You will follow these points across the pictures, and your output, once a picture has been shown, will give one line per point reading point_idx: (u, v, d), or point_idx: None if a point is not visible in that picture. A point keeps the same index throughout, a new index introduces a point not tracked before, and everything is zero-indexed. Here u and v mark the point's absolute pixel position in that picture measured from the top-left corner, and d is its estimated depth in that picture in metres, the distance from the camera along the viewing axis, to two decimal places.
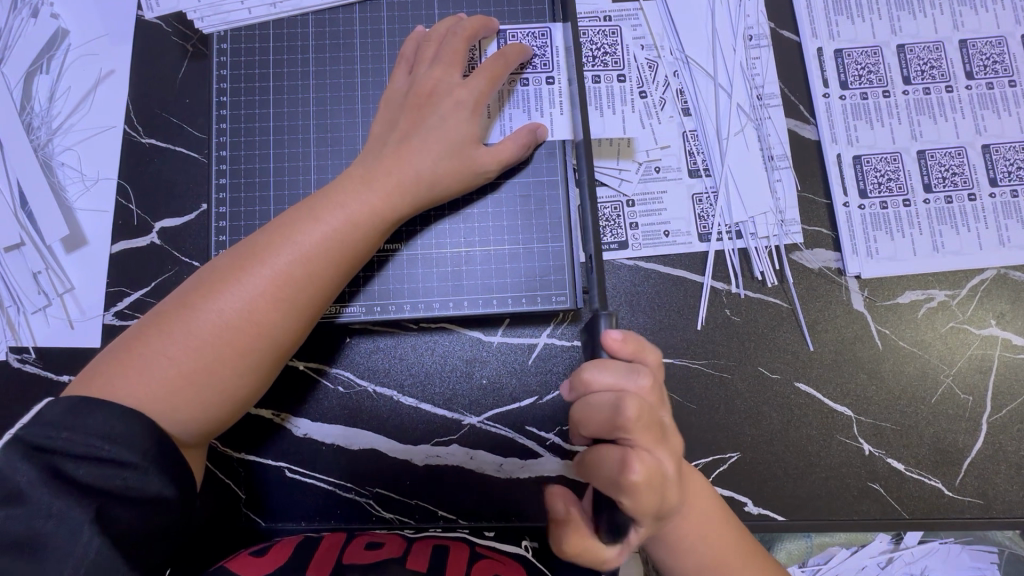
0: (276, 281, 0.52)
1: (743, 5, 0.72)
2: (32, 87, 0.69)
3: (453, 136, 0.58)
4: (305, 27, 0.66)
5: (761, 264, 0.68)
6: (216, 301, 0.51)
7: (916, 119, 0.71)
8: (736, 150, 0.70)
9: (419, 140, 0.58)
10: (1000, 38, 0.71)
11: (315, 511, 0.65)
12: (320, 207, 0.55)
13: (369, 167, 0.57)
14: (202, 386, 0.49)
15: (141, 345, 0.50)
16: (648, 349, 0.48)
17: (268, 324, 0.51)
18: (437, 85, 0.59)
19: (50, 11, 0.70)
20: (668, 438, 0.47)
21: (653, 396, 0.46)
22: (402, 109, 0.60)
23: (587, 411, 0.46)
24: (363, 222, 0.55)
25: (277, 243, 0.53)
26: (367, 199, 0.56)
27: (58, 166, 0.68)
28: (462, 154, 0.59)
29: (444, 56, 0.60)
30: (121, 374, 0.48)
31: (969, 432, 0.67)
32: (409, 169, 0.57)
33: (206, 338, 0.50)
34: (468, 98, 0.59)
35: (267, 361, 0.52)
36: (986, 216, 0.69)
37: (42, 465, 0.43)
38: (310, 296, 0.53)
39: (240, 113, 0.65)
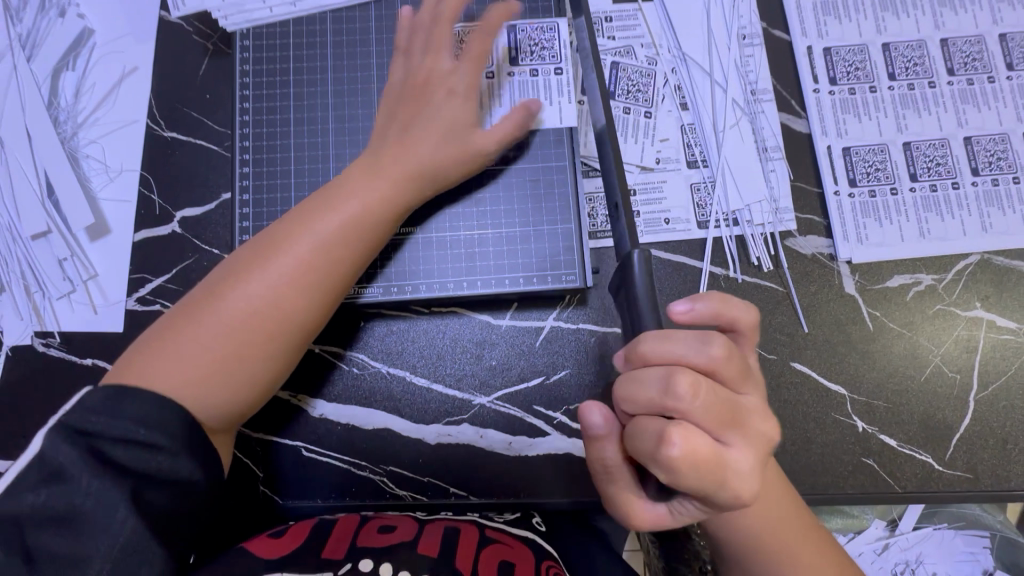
0: (295, 268, 0.55)
1: (737, 5, 0.76)
2: (58, 82, 0.72)
3: (456, 122, 0.62)
4: (323, 25, 0.69)
5: (757, 250, 0.71)
6: (240, 290, 0.53)
7: (901, 113, 0.74)
8: (732, 141, 0.73)
9: (420, 129, 0.61)
10: (978, 36, 0.76)
11: (330, 489, 0.67)
12: (333, 198, 0.58)
13: (375, 155, 0.60)
14: (232, 371, 0.52)
15: (171, 334, 0.53)
16: (734, 307, 0.49)
17: (290, 309, 0.54)
18: (430, 75, 0.63)
19: (77, 10, 0.73)
20: (742, 422, 0.45)
21: (726, 368, 0.46)
22: (401, 98, 0.63)
23: (636, 385, 0.47)
24: (374, 209, 0.58)
25: (295, 233, 0.56)
26: (377, 188, 0.59)
27: (83, 158, 0.70)
28: (458, 139, 0.62)
29: (432, 45, 0.64)
30: (153, 361, 0.51)
31: (957, 409, 0.70)
32: (416, 157, 0.60)
33: (233, 325, 0.53)
34: (461, 86, 0.63)
35: (290, 345, 0.55)
36: (969, 204, 0.73)
37: (82, 445, 0.45)
38: (330, 282, 0.56)
39: (261, 105, 0.68)
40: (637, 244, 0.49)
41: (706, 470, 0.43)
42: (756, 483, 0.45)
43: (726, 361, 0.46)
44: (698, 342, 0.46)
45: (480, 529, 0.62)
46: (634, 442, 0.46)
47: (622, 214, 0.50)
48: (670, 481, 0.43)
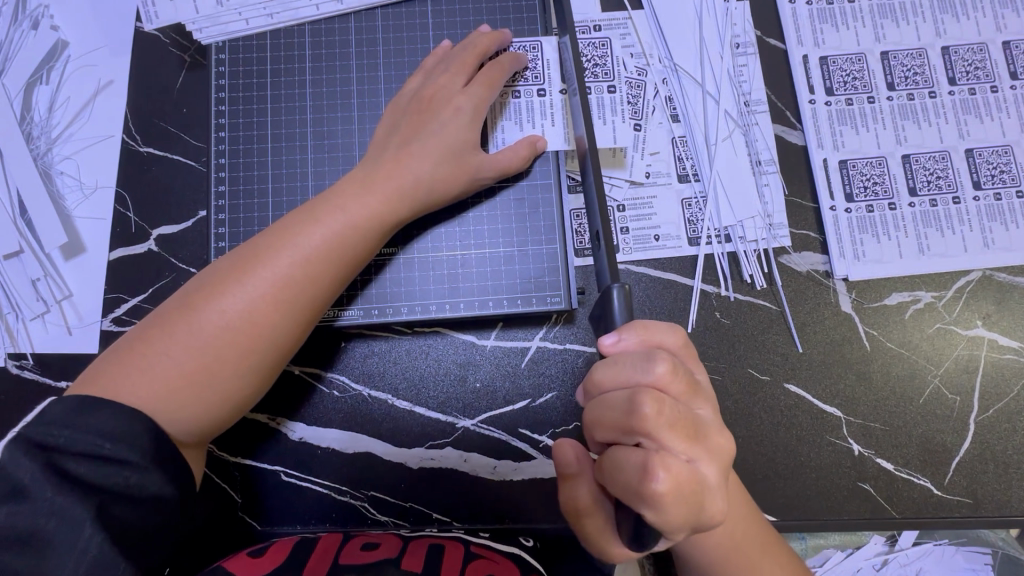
0: (278, 283, 0.53)
1: (730, 14, 0.73)
2: (32, 97, 0.70)
3: (451, 143, 0.60)
4: (301, 37, 0.67)
5: (750, 267, 0.69)
6: (217, 303, 0.51)
7: (901, 124, 0.72)
8: (725, 155, 0.71)
9: (419, 144, 0.59)
10: (981, 44, 0.73)
11: (310, 514, 0.65)
12: (322, 210, 0.56)
13: (371, 170, 0.58)
14: (204, 386, 0.50)
15: (142, 347, 0.51)
16: (655, 332, 0.47)
17: (266, 326, 0.52)
18: (439, 91, 0.61)
19: (50, 23, 0.71)
20: (705, 437, 0.44)
21: (676, 386, 0.44)
22: (406, 114, 0.61)
23: (600, 412, 0.45)
24: (366, 225, 0.56)
25: (278, 246, 0.54)
26: (370, 203, 0.57)
27: (57, 175, 0.69)
28: (460, 160, 0.60)
29: (451, 65, 0.62)
30: (121, 374, 0.49)
31: (957, 431, 0.68)
32: (411, 173, 0.58)
33: (206, 339, 0.51)
34: (468, 104, 0.61)
35: (265, 362, 0.53)
36: (970, 219, 0.70)
37: (42, 460, 0.43)
38: (308, 298, 0.54)
39: (237, 121, 0.66)
40: (617, 279, 0.49)
41: (680, 496, 0.41)
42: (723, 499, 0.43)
43: (671, 377, 0.44)
44: (643, 360, 0.45)
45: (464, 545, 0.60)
46: (613, 475, 0.44)
47: (603, 246, 0.50)
48: (655, 518, 0.41)
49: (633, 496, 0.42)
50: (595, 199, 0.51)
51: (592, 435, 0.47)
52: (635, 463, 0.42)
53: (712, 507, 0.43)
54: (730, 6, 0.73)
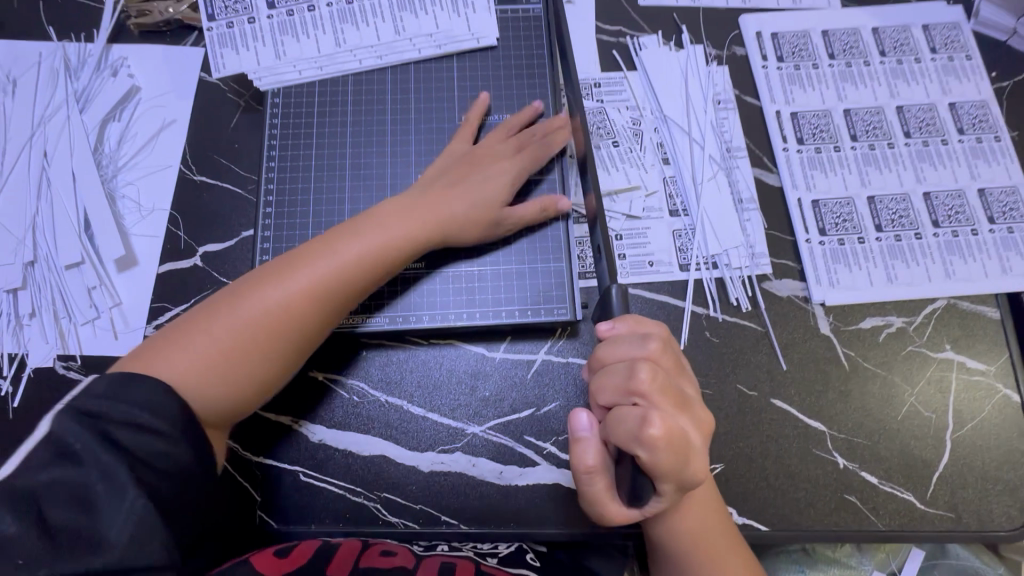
0: (315, 282, 0.61)
1: (712, 75, 0.85)
2: (105, 132, 0.80)
3: (486, 199, 0.71)
4: (345, 86, 0.79)
5: (736, 291, 0.77)
6: (259, 295, 0.60)
7: (865, 170, 0.82)
8: (710, 193, 0.80)
9: (458, 194, 0.70)
10: (930, 105, 0.84)
11: (324, 515, 0.69)
12: (362, 226, 0.65)
13: (415, 199, 0.69)
14: (236, 367, 0.58)
15: (190, 329, 0.58)
16: (649, 322, 0.54)
17: (292, 318, 0.60)
18: (489, 153, 0.74)
19: (127, 71, 0.83)
20: (690, 405, 0.51)
21: (666, 360, 0.52)
22: (456, 163, 0.73)
23: (603, 380, 0.52)
24: (389, 241, 0.65)
25: (321, 251, 0.63)
26: (401, 226, 0.66)
27: (120, 198, 0.78)
28: (489, 211, 0.71)
29: (508, 129, 0.76)
30: (166, 350, 0.57)
31: (935, 447, 0.72)
32: (444, 211, 0.68)
33: (246, 325, 0.58)
34: (512, 166, 0.73)
35: (288, 352, 0.60)
36: (932, 252, 0.78)
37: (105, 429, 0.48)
38: (341, 301, 0.63)
39: (286, 154, 0.76)
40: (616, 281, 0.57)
41: (672, 446, 0.48)
42: (704, 458, 0.50)
43: (662, 351, 0.51)
44: (638, 339, 0.52)
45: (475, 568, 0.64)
46: (613, 430, 0.49)
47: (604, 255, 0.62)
48: (648, 462, 0.47)
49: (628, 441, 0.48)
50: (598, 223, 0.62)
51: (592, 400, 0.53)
52: (633, 415, 0.48)
53: (695, 467, 0.49)
54: (712, 69, 0.85)
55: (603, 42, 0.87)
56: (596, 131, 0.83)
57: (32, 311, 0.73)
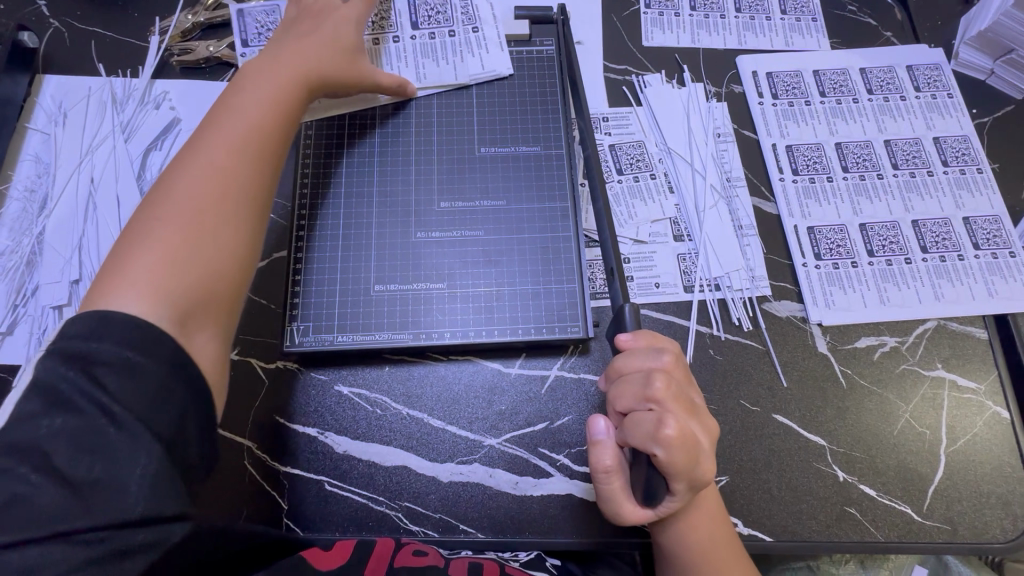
0: (233, 141, 0.66)
1: (712, 111, 0.92)
2: (147, 159, 0.86)
3: (335, 58, 0.78)
4: (373, 118, 0.85)
5: (737, 312, 0.81)
6: (182, 211, 0.61)
7: (856, 199, 0.87)
8: (712, 219, 0.86)
9: (306, 42, 0.77)
10: (916, 139, 0.90)
11: (349, 523, 0.72)
12: (193, 148, 0.66)
13: (270, 61, 0.75)
14: (181, 274, 0.58)
15: (118, 259, 0.58)
16: (664, 338, 0.59)
17: (227, 228, 0.62)
18: (319, 13, 0.81)
19: (169, 104, 0.89)
20: (701, 412, 0.55)
21: (678, 372, 0.56)
22: (278, 63, 0.74)
23: (621, 388, 0.56)
24: (279, 79, 0.73)
25: (165, 179, 0.64)
26: (244, 120, 0.68)
27: None
28: (354, 57, 0.80)
29: (312, 10, 0.81)
30: (105, 285, 0.56)
31: (931, 461, 0.76)
32: (315, 63, 0.76)
33: (182, 236, 0.60)
34: (350, 13, 0.82)
35: (246, 208, 0.64)
36: (921, 276, 0.83)
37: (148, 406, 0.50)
38: (271, 145, 0.69)
39: (316, 181, 0.82)
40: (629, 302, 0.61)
41: (684, 446, 0.51)
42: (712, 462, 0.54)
43: (675, 364, 0.56)
44: (654, 351, 0.57)
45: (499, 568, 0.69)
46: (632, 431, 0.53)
47: (616, 278, 0.68)
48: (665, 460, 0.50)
49: (646, 441, 0.52)
50: (610, 246, 0.70)
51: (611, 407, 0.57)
52: (649, 417, 0.52)
53: (705, 469, 0.53)
54: (712, 105, 0.92)
55: (610, 80, 0.94)
56: (605, 161, 0.89)
57: None
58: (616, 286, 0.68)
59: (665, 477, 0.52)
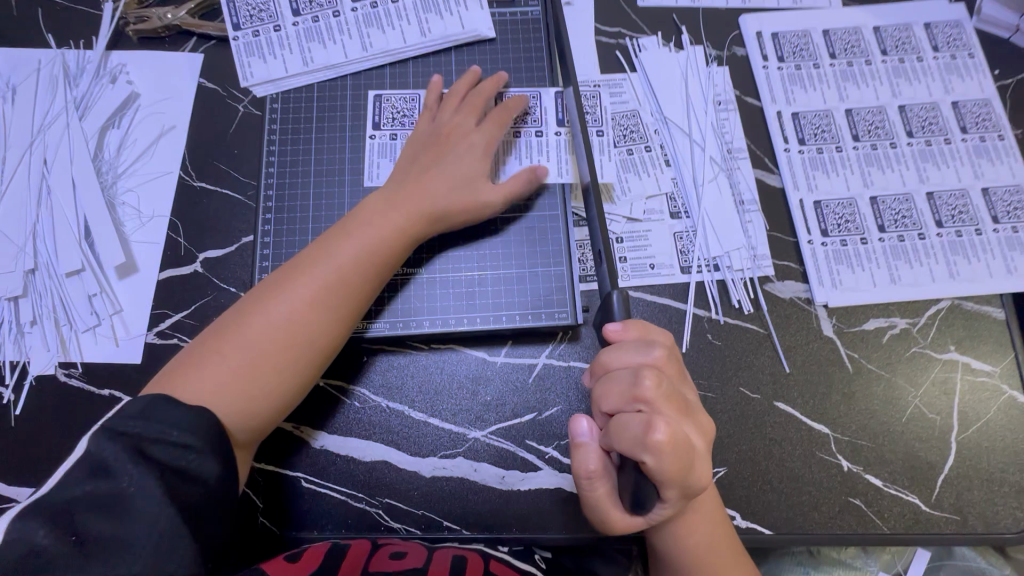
0: (318, 292, 0.63)
1: (712, 76, 0.85)
2: (105, 139, 0.80)
3: (476, 165, 0.71)
4: (344, 90, 0.79)
5: (737, 294, 0.76)
6: (264, 309, 0.62)
7: (867, 170, 0.81)
8: (711, 194, 0.80)
9: (439, 172, 0.70)
10: (933, 104, 0.84)
11: (327, 521, 0.69)
12: (350, 227, 0.66)
13: (393, 192, 0.69)
14: (249, 379, 0.60)
15: (210, 347, 0.61)
16: (654, 330, 0.55)
17: (280, 379, 0.61)
18: (456, 128, 0.72)
19: (126, 78, 0.83)
20: (693, 411, 0.51)
21: (669, 369, 0.52)
22: (427, 144, 0.72)
23: (607, 386, 0.51)
24: (390, 226, 0.66)
25: (317, 258, 0.64)
26: (373, 228, 0.66)
27: (120, 205, 0.77)
28: (472, 185, 0.70)
29: (465, 106, 0.74)
30: (180, 377, 0.59)
31: (940, 449, 0.72)
32: (429, 195, 0.68)
33: (250, 358, 0.60)
34: (481, 141, 0.72)
35: (312, 356, 0.62)
36: (936, 253, 0.78)
37: (128, 446, 0.50)
38: (363, 280, 0.65)
39: (285, 159, 0.76)
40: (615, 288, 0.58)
41: (676, 450, 0.47)
42: (707, 464, 0.50)
43: (666, 360, 0.52)
44: (643, 345, 0.53)
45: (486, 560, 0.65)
46: (619, 435, 0.49)
47: (604, 263, 0.62)
48: (655, 468, 0.46)
49: (634, 445, 0.47)
50: (597, 228, 0.63)
51: (596, 407, 0.53)
52: (638, 419, 0.48)
53: (699, 473, 0.49)
54: (712, 70, 0.85)
55: (602, 43, 0.87)
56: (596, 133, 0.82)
57: (32, 319, 0.73)
58: (604, 271, 0.63)
59: (655, 484, 0.47)
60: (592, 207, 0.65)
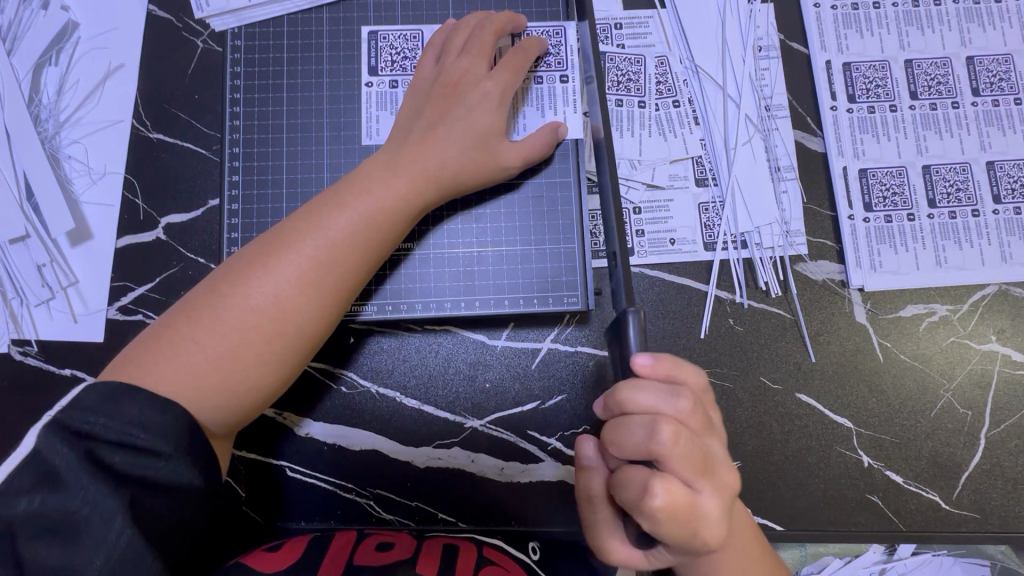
0: (308, 267, 0.52)
1: (753, 16, 0.72)
2: (40, 78, 0.68)
3: (491, 120, 0.59)
4: (319, 25, 0.67)
5: (765, 274, 0.69)
6: (244, 285, 0.51)
7: (922, 134, 0.71)
8: (744, 159, 0.70)
9: (448, 127, 0.58)
10: (1006, 56, 0.72)
11: (315, 511, 0.65)
12: (349, 190, 0.55)
13: (393, 154, 0.58)
14: (228, 370, 0.49)
15: (177, 330, 0.50)
16: (686, 368, 0.47)
17: (266, 370, 0.51)
18: (464, 75, 0.60)
19: (60, 2, 0.69)
20: (716, 472, 0.45)
21: (694, 421, 0.45)
22: (429, 97, 0.60)
23: (620, 433, 0.45)
24: (398, 191, 0.56)
25: (308, 225, 0.53)
26: (379, 190, 0.55)
27: (65, 159, 0.67)
28: (487, 147, 0.59)
29: (472, 47, 0.61)
30: (141, 366, 0.48)
31: (968, 445, 0.67)
32: (436, 155, 0.57)
33: (228, 344, 0.49)
34: (495, 90, 0.60)
35: (302, 343, 0.52)
36: (989, 232, 0.69)
37: (80, 448, 0.42)
38: (365, 254, 0.54)
39: (253, 110, 0.65)
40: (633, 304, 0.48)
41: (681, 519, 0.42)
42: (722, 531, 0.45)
43: (692, 413, 0.45)
44: (669, 391, 0.45)
45: (479, 547, 0.59)
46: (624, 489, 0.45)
47: (619, 262, 0.52)
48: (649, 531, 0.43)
49: (633, 505, 0.44)
50: (612, 205, 0.53)
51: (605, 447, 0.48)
52: (643, 479, 0.43)
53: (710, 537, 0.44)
54: (754, 8, 0.72)
55: None
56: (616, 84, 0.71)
57: None
58: (619, 277, 0.52)
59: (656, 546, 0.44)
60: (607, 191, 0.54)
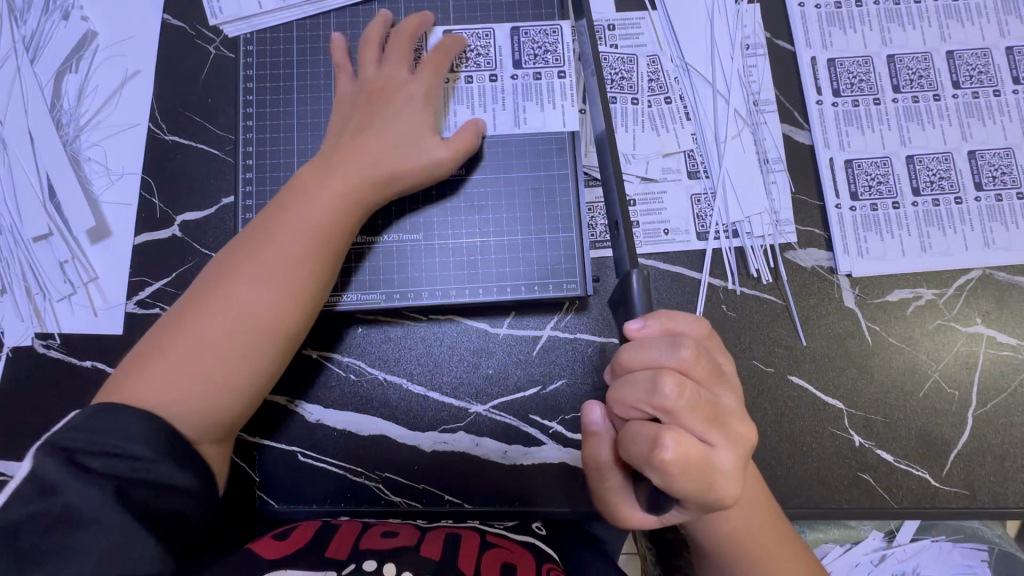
0: (264, 273, 0.55)
1: (740, 16, 0.75)
2: (62, 85, 0.72)
3: (420, 122, 0.62)
4: (326, 29, 0.70)
5: (756, 262, 0.71)
6: (216, 298, 0.55)
7: (905, 125, 0.74)
8: (733, 152, 0.73)
9: (376, 131, 0.61)
10: (985, 49, 0.75)
11: (326, 495, 0.67)
12: (290, 199, 0.59)
13: (326, 159, 0.61)
14: (199, 377, 0.53)
15: (154, 348, 0.54)
16: (682, 322, 0.49)
17: (240, 373, 0.54)
18: (387, 82, 0.64)
19: (80, 13, 0.73)
20: (727, 423, 0.46)
21: (698, 370, 0.47)
22: (356, 104, 0.63)
23: (623, 391, 0.48)
24: (330, 194, 0.59)
25: (261, 237, 0.57)
26: (320, 196, 0.59)
27: (85, 161, 0.71)
28: (426, 146, 0.62)
29: (390, 56, 0.65)
30: (124, 382, 0.52)
31: (956, 424, 0.70)
32: (370, 156, 0.60)
33: (201, 353, 0.53)
34: (417, 91, 0.63)
35: (269, 346, 0.55)
36: (971, 218, 0.72)
37: None
38: (319, 255, 0.58)
39: (264, 111, 0.69)
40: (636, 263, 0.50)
41: (691, 470, 0.44)
42: (738, 481, 0.46)
43: (694, 362, 0.46)
44: (668, 343, 0.47)
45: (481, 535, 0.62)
46: (629, 448, 0.47)
47: (623, 236, 0.52)
48: (663, 484, 0.44)
49: (641, 461, 0.45)
50: (614, 191, 0.53)
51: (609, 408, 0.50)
52: (650, 433, 0.45)
53: (723, 488, 0.45)
54: (741, 8, 0.76)
55: None
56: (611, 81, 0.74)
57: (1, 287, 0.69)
58: (622, 251, 0.53)
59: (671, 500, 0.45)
60: (608, 181, 0.54)
